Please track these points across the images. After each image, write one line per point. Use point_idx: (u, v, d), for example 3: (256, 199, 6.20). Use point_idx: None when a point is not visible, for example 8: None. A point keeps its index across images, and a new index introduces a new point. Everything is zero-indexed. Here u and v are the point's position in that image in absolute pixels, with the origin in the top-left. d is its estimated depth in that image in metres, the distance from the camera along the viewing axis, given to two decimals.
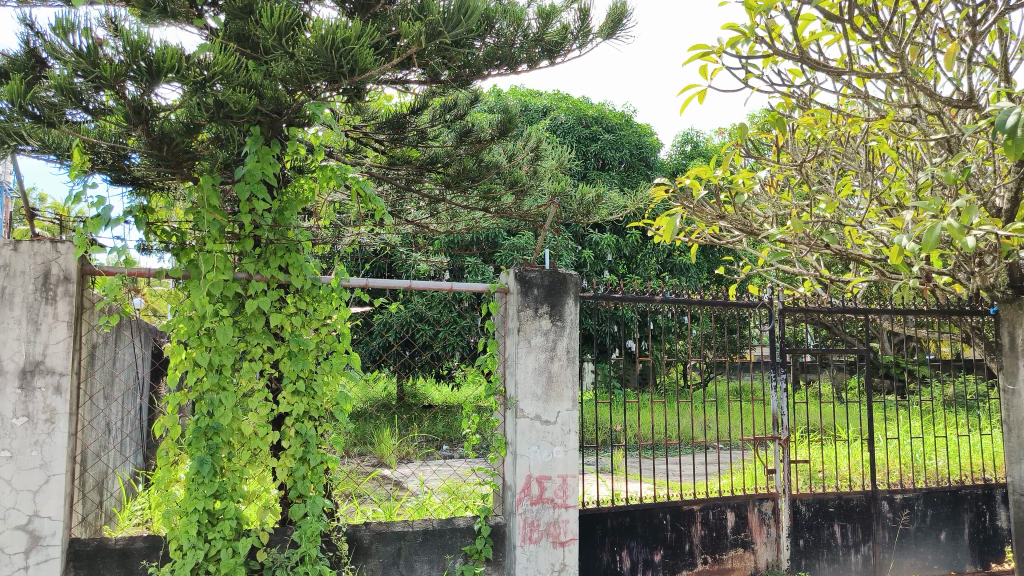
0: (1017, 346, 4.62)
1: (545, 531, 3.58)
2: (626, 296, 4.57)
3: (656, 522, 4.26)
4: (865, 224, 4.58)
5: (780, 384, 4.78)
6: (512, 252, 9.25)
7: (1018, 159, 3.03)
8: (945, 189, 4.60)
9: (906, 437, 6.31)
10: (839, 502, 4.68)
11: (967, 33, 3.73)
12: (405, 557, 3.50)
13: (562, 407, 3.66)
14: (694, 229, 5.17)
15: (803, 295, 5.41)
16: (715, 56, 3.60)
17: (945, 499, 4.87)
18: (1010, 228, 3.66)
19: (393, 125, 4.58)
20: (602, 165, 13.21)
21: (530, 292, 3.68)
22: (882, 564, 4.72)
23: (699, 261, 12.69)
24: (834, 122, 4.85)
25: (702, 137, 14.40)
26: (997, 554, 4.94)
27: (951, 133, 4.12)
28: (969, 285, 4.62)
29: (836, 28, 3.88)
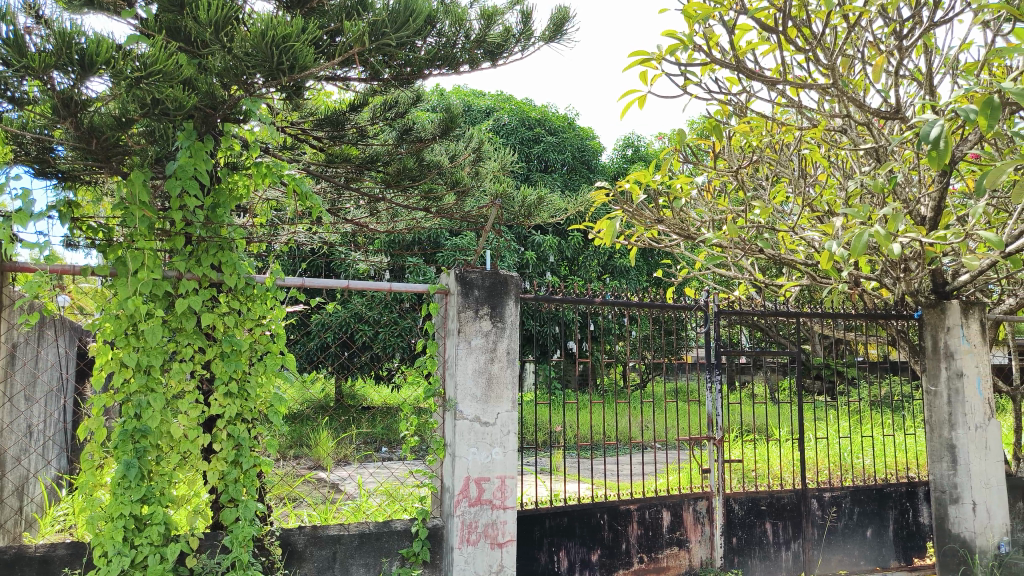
0: (940, 349, 4.81)
1: (482, 532, 3.57)
2: (567, 297, 4.60)
3: (594, 522, 4.30)
4: (798, 230, 4.71)
5: (715, 385, 4.89)
6: (454, 253, 9.25)
7: (940, 170, 3.16)
8: (873, 197, 4.76)
9: (835, 437, 6.51)
10: (770, 500, 4.80)
11: (895, 47, 3.87)
12: (340, 561, 3.44)
13: (502, 408, 3.66)
14: (633, 233, 5.24)
15: (738, 299, 5.54)
16: (655, 62, 3.65)
17: (871, 496, 5.03)
18: (934, 235, 3.80)
19: (333, 122, 4.54)
20: (545, 167, 13.31)
21: (470, 293, 3.67)
22: (811, 560, 4.86)
23: (639, 263, 12.90)
24: (769, 130, 4.96)
25: (643, 142, 14.65)
26: (919, 549, 5.13)
27: (879, 144, 4.27)
28: (895, 290, 4.80)
29: (771, 39, 3.97)
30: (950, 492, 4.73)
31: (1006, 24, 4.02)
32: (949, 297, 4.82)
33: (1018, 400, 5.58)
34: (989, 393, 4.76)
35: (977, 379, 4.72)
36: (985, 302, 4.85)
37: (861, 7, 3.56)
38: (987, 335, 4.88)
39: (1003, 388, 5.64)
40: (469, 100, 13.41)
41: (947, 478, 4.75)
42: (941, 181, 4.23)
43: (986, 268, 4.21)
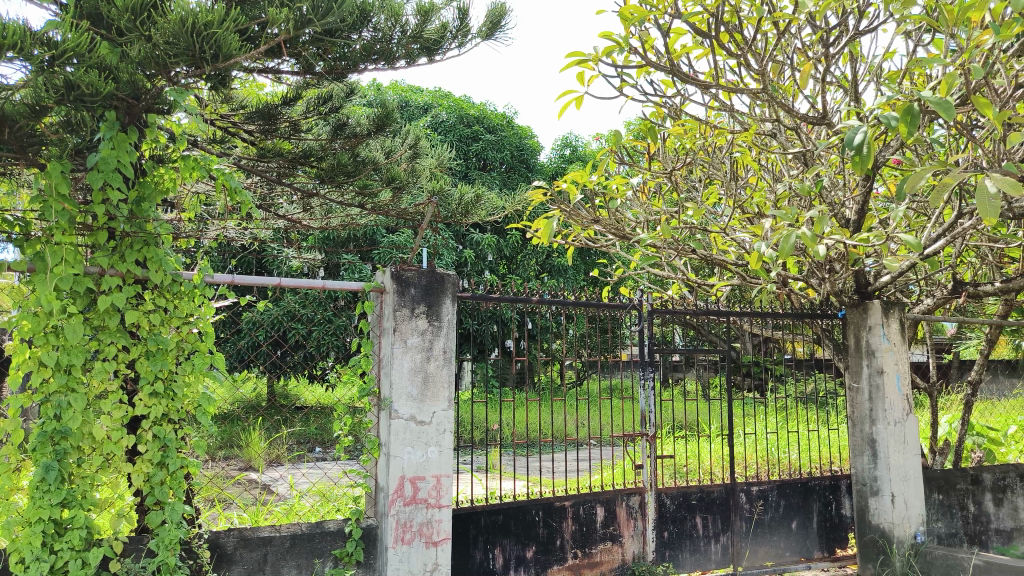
0: (862, 348, 4.99)
1: (417, 531, 3.55)
2: (505, 296, 4.59)
3: (529, 518, 4.32)
4: (729, 231, 4.83)
5: (648, 382, 4.98)
6: (390, 250, 9.18)
7: (862, 174, 3.29)
8: (800, 200, 4.91)
9: (763, 433, 6.71)
10: (700, 494, 4.91)
11: (822, 53, 3.99)
12: (271, 563, 3.38)
13: (437, 408, 3.65)
14: (570, 232, 5.28)
15: (671, 298, 5.65)
16: (592, 63, 3.70)
17: (797, 490, 5.18)
18: (857, 238, 3.95)
19: (265, 116, 4.43)
20: (483, 165, 13.31)
21: (407, 292, 3.64)
22: (739, 553, 4.98)
23: (576, 263, 13.05)
24: (702, 133, 5.07)
25: (581, 142, 14.81)
26: (842, 540, 5.32)
27: (806, 148, 4.41)
28: (821, 290, 4.96)
29: (705, 44, 4.06)
30: (871, 485, 4.92)
31: (923, 35, 4.20)
32: (871, 298, 5.01)
33: (934, 396, 5.85)
34: (908, 389, 4.96)
35: (897, 376, 4.91)
36: (905, 302, 5.04)
37: (791, 15, 3.66)
38: (907, 334, 5.08)
39: (920, 384, 5.90)
40: (407, 96, 13.32)
41: (868, 471, 4.94)
42: (864, 185, 4.39)
43: (905, 269, 4.39)
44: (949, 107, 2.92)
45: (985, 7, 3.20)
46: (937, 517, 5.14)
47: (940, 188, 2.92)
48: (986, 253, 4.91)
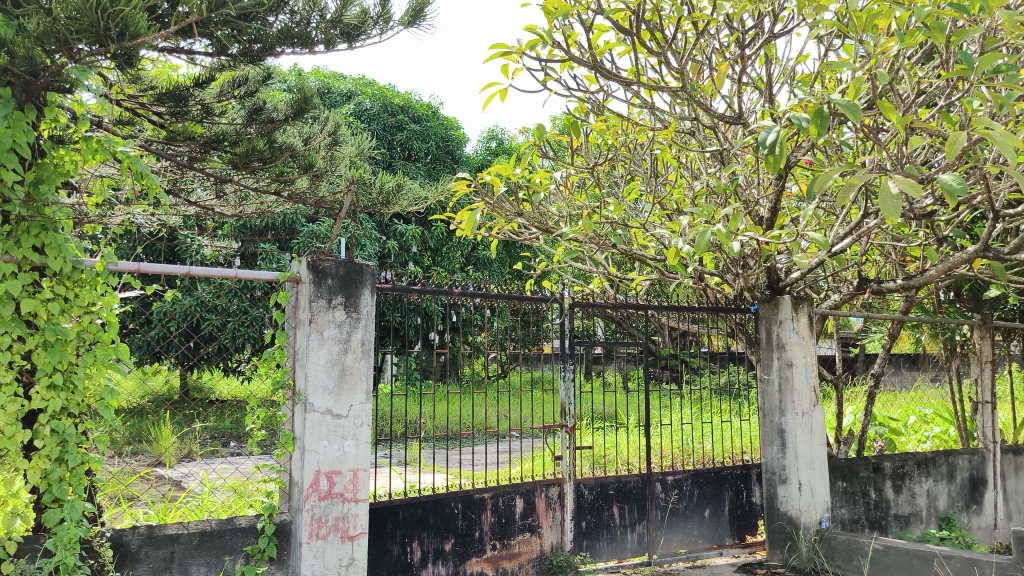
0: (772, 341, 5.17)
1: (332, 526, 3.49)
2: (426, 288, 4.52)
3: (447, 511, 4.31)
4: (649, 227, 4.92)
5: (568, 374, 5.03)
6: (310, 240, 9.02)
7: (775, 174, 3.39)
8: (717, 198, 5.04)
9: (678, 424, 6.88)
10: (617, 484, 5.00)
11: (738, 55, 4.10)
12: (178, 561, 3.26)
13: (355, 401, 3.60)
14: (494, 225, 5.28)
15: (593, 291, 5.73)
16: (515, 56, 3.70)
17: (710, 479, 5.33)
18: (770, 235, 4.08)
19: (176, 97, 4.26)
20: (408, 155, 13.21)
21: (324, 282, 3.56)
22: (654, 541, 5.10)
23: (501, 256, 13.14)
24: (624, 129, 5.14)
25: (506, 135, 14.87)
26: (752, 527, 5.51)
27: (724, 147, 4.53)
28: (735, 285, 5.11)
29: (627, 42, 4.11)
30: (780, 473, 5.11)
31: (834, 41, 4.36)
32: (782, 292, 5.19)
33: (840, 387, 6.10)
34: (815, 381, 5.16)
35: (804, 369, 5.10)
36: (813, 298, 5.25)
37: (710, 15, 3.74)
38: (814, 328, 5.29)
39: (827, 376, 6.15)
40: (330, 82, 13.09)
41: (777, 460, 5.13)
42: (777, 184, 4.52)
43: (814, 266, 4.56)
44: (857, 111, 3.03)
45: (890, 15, 3.34)
46: (841, 504, 5.37)
47: (848, 188, 3.02)
48: (889, 251, 5.15)
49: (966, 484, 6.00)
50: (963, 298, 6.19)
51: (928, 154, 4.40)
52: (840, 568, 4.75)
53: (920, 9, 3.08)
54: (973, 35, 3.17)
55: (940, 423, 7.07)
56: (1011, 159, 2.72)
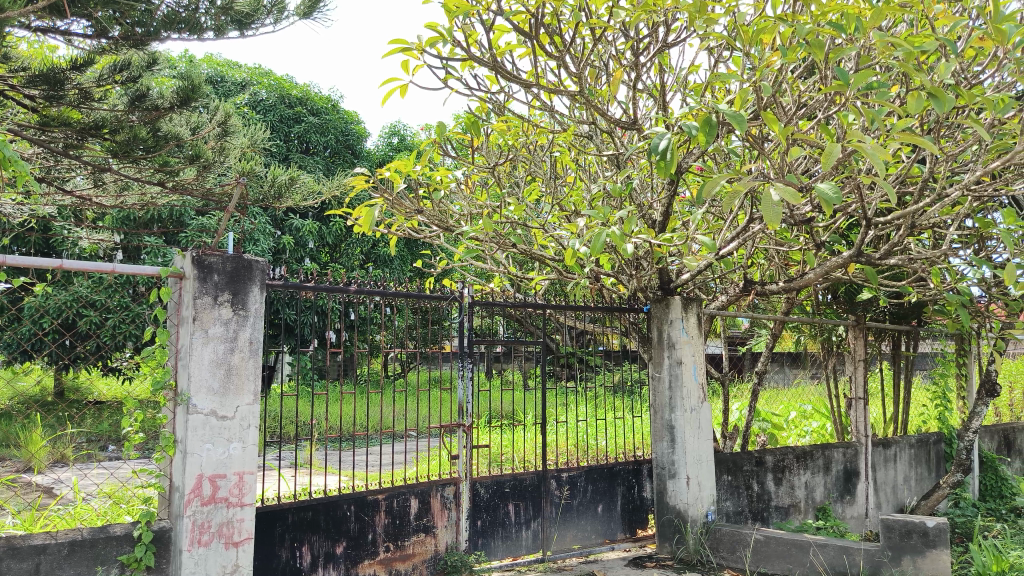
0: (664, 340, 5.32)
1: (216, 532, 3.37)
2: (321, 285, 4.37)
3: (339, 513, 4.23)
4: (548, 228, 4.97)
5: (467, 373, 5.01)
6: (198, 234, 8.74)
7: (665, 179, 3.50)
8: (614, 201, 5.16)
9: (575, 422, 6.99)
10: (513, 482, 5.04)
11: (633, 62, 4.21)
12: (45, 574, 3.06)
13: (242, 401, 3.48)
14: (393, 222, 5.18)
15: (492, 290, 5.77)
16: (415, 53, 3.65)
17: (603, 474, 5.44)
18: (661, 238, 4.21)
19: (49, 80, 5.08)
20: (305, 148, 12.96)
21: (209, 278, 3.43)
22: (548, 537, 5.16)
23: (402, 253, 13.10)
24: (524, 130, 5.16)
25: (409, 131, 14.80)
26: (642, 521, 5.67)
27: (619, 151, 4.66)
28: (629, 285, 5.24)
29: (528, 44, 4.14)
30: (669, 468, 5.26)
31: (724, 52, 4.54)
32: (673, 293, 5.35)
33: (727, 386, 6.35)
34: (703, 379, 5.35)
35: (693, 367, 5.28)
36: (701, 299, 5.44)
37: (607, 21, 3.81)
38: (702, 328, 5.49)
39: (715, 374, 6.35)
40: (223, 71, 12.69)
41: (666, 455, 5.28)
42: (669, 189, 4.67)
43: (703, 269, 4.72)
44: (742, 121, 3.16)
45: (775, 30, 3.50)
46: (726, 496, 5.61)
47: (732, 195, 3.13)
48: (773, 256, 5.40)
49: (840, 475, 6.38)
50: (839, 300, 6.57)
51: (808, 163, 4.63)
52: (724, 559, 4.95)
53: (803, 27, 3.25)
54: (849, 53, 3.38)
55: (817, 418, 7.47)
56: (881, 171, 2.89)
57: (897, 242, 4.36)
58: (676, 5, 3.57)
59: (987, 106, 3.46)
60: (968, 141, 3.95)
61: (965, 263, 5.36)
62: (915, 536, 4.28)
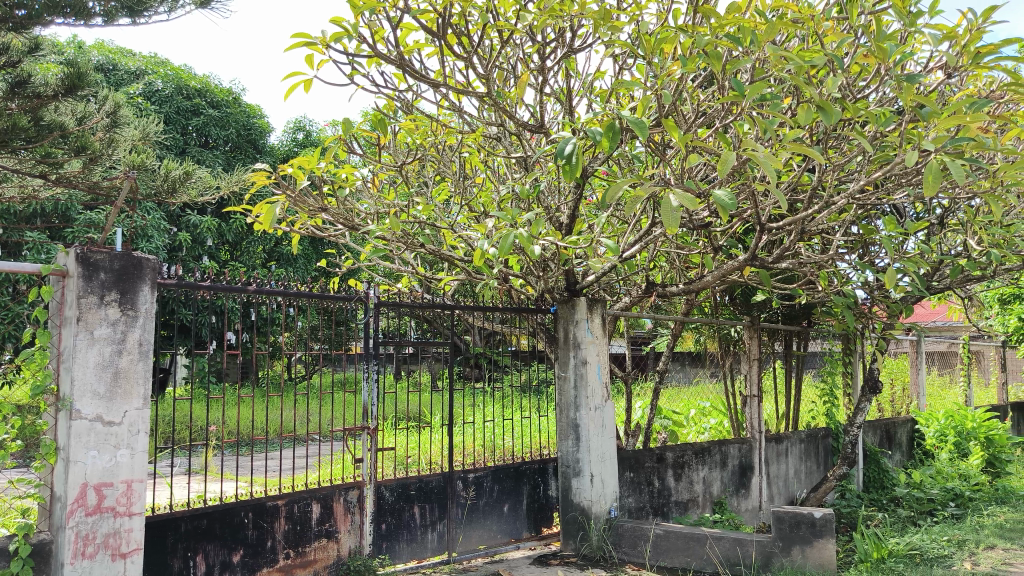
0: (569, 340, 5.39)
1: (101, 543, 3.21)
2: (220, 284, 4.21)
3: (236, 521, 4.10)
4: (456, 228, 4.95)
5: (372, 375, 4.92)
6: (86, 229, 8.34)
7: (570, 183, 3.55)
8: (522, 203, 5.19)
9: (483, 422, 7.01)
10: (418, 484, 5.00)
11: (540, 65, 4.26)
12: None
13: (130, 406, 3.32)
14: (296, 219, 5.04)
15: (399, 290, 5.73)
16: (320, 47, 3.59)
17: (509, 474, 5.47)
18: (567, 241, 4.28)
19: None
20: (204, 142, 12.55)
21: (95, 276, 3.26)
22: (454, 539, 5.14)
23: (306, 251, 12.85)
24: (432, 130, 5.13)
25: (314, 127, 14.50)
26: (547, 520, 5.72)
27: (526, 154, 4.71)
28: (537, 286, 5.29)
29: (436, 44, 4.14)
30: (574, 467, 5.33)
31: (628, 60, 4.66)
32: (579, 293, 5.43)
33: (631, 385, 6.48)
34: (607, 378, 5.46)
35: (597, 366, 5.38)
36: (605, 300, 5.55)
37: (513, 24, 3.84)
38: (606, 328, 5.60)
39: (619, 373, 6.47)
40: (115, 58, 12.15)
41: (571, 454, 5.34)
42: (576, 192, 4.74)
43: (607, 271, 4.82)
44: (643, 128, 3.24)
45: (676, 40, 3.62)
46: (628, 493, 5.74)
47: (635, 199, 3.20)
48: (674, 258, 5.57)
49: (735, 470, 6.63)
50: (736, 302, 6.89)
51: (706, 170, 4.83)
52: (626, 554, 5.07)
53: (700, 39, 3.38)
54: (744, 65, 3.53)
55: (716, 415, 7.74)
56: (772, 179, 3.02)
57: (789, 247, 4.57)
58: (582, 12, 3.64)
59: (868, 120, 3.68)
60: (853, 153, 4.18)
61: (850, 268, 5.68)
62: (803, 527, 4.52)
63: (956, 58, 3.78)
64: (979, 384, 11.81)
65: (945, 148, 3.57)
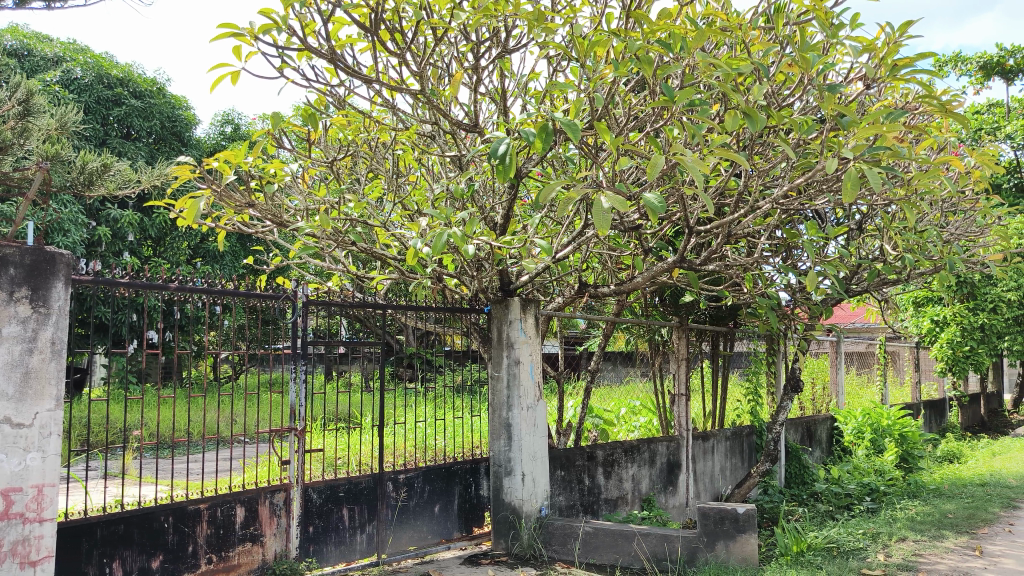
0: (502, 340, 5.40)
1: (9, 551, 3.07)
2: (141, 281, 4.06)
3: (156, 526, 3.98)
4: (389, 227, 4.89)
5: (300, 376, 4.81)
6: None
7: (503, 182, 3.56)
8: (456, 203, 5.18)
9: (415, 422, 6.96)
10: (347, 486, 4.93)
11: (474, 65, 4.25)
12: None
13: (42, 407, 3.17)
14: (222, 215, 4.90)
15: (331, 288, 5.64)
16: (248, 39, 3.51)
17: (440, 474, 5.44)
18: (500, 241, 4.28)
19: None
20: (126, 133, 12.16)
21: (4, 272, 3.11)
22: (384, 540, 5.09)
23: (234, 248, 12.56)
24: (365, 127, 5.06)
25: (243, 121, 14.18)
26: (479, 519, 5.71)
27: (460, 153, 4.70)
28: (470, 286, 5.27)
29: (369, 39, 4.10)
30: (505, 466, 5.34)
31: (562, 62, 4.70)
32: (513, 293, 5.44)
33: (563, 384, 6.53)
34: (539, 378, 5.48)
35: (530, 366, 5.40)
36: (539, 300, 5.58)
37: (447, 22, 3.84)
38: (539, 328, 5.63)
39: (552, 373, 6.50)
40: (30, 43, 11.66)
41: (503, 453, 5.35)
42: (509, 192, 4.75)
43: (540, 271, 4.84)
44: (575, 130, 3.27)
45: (608, 44, 3.67)
46: (559, 492, 5.79)
47: (567, 201, 3.23)
48: (606, 259, 5.64)
49: (663, 468, 6.76)
50: (665, 303, 7.02)
51: (637, 173, 4.91)
52: (556, 552, 5.11)
53: (632, 44, 3.44)
54: (675, 70, 3.61)
55: (646, 414, 7.86)
56: (700, 183, 3.09)
57: (716, 250, 4.67)
58: (516, 13, 3.66)
59: (792, 127, 3.80)
60: (778, 159, 4.31)
61: (774, 270, 5.86)
62: (727, 522, 4.64)
63: (875, 69, 3.94)
64: (895, 383, 12.32)
65: (863, 156, 3.72)
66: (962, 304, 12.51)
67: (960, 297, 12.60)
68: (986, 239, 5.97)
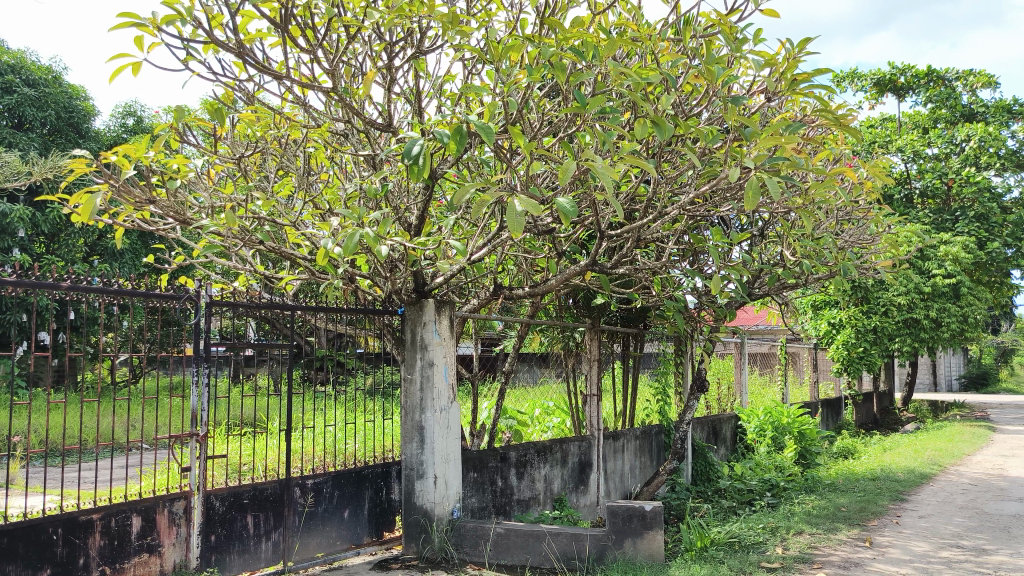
0: (416, 342, 5.36)
1: None
2: (29, 280, 3.86)
3: (43, 538, 3.81)
4: (300, 226, 4.78)
5: (203, 379, 4.65)
6: None
7: (417, 182, 3.54)
8: (369, 202, 5.11)
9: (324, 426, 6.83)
10: (252, 492, 4.80)
11: (389, 65, 4.22)
12: None
13: None
14: (121, 212, 4.69)
15: (236, 289, 5.47)
16: (151, 30, 3.38)
17: (350, 479, 5.36)
18: (414, 241, 4.25)
19: None
20: (18, 123, 11.58)
21: None
22: (290, 547, 4.97)
23: (135, 245, 12.05)
24: (274, 124, 4.93)
25: (147, 113, 13.61)
26: (389, 524, 5.65)
27: (373, 153, 4.64)
28: (383, 287, 5.20)
29: (280, 35, 4.01)
30: (417, 469, 5.30)
31: (477, 65, 4.72)
32: (427, 295, 5.40)
33: (476, 386, 6.53)
34: (452, 380, 5.46)
35: (444, 368, 5.38)
36: (453, 302, 5.56)
37: (360, 21, 3.80)
38: (453, 330, 5.61)
39: (465, 375, 6.49)
40: None
41: (415, 456, 5.31)
42: (424, 193, 4.73)
43: (453, 273, 4.83)
44: (489, 133, 3.29)
45: (522, 49, 3.71)
46: (471, 493, 5.80)
47: (481, 203, 3.23)
48: (520, 262, 5.67)
49: (575, 467, 6.85)
50: (578, 305, 7.12)
51: (550, 177, 4.97)
52: (466, 555, 5.11)
53: (546, 50, 3.50)
54: (587, 77, 3.69)
55: (558, 415, 7.94)
56: (609, 188, 3.16)
57: (626, 254, 4.76)
58: (430, 15, 3.66)
59: (698, 136, 3.93)
60: (685, 166, 4.45)
61: (682, 274, 6.03)
62: (635, 520, 4.76)
63: (776, 82, 4.11)
64: (795, 382, 12.87)
65: (764, 166, 3.88)
66: (856, 308, 13.31)
67: (855, 301, 13.34)
68: (877, 246, 6.32)
